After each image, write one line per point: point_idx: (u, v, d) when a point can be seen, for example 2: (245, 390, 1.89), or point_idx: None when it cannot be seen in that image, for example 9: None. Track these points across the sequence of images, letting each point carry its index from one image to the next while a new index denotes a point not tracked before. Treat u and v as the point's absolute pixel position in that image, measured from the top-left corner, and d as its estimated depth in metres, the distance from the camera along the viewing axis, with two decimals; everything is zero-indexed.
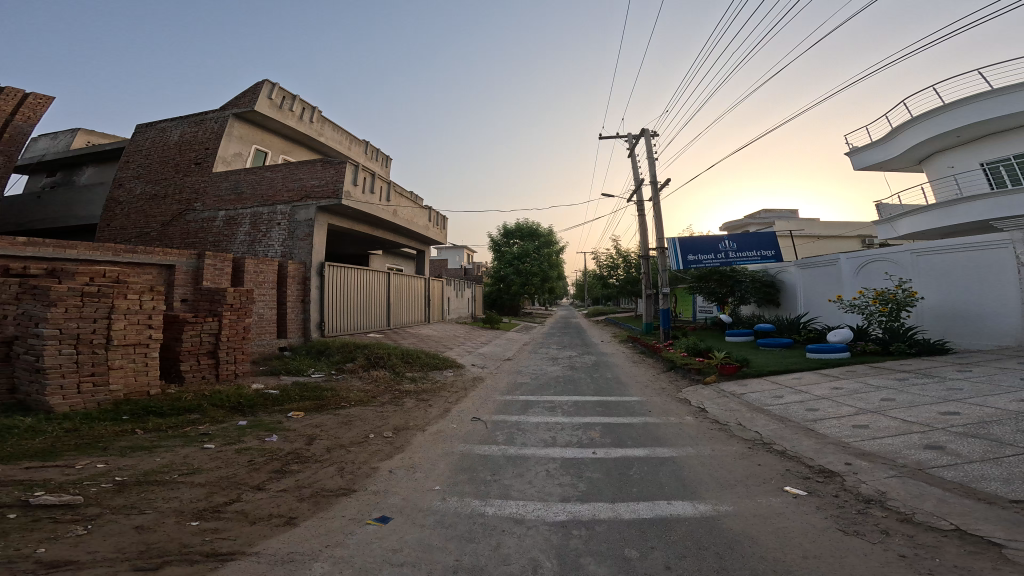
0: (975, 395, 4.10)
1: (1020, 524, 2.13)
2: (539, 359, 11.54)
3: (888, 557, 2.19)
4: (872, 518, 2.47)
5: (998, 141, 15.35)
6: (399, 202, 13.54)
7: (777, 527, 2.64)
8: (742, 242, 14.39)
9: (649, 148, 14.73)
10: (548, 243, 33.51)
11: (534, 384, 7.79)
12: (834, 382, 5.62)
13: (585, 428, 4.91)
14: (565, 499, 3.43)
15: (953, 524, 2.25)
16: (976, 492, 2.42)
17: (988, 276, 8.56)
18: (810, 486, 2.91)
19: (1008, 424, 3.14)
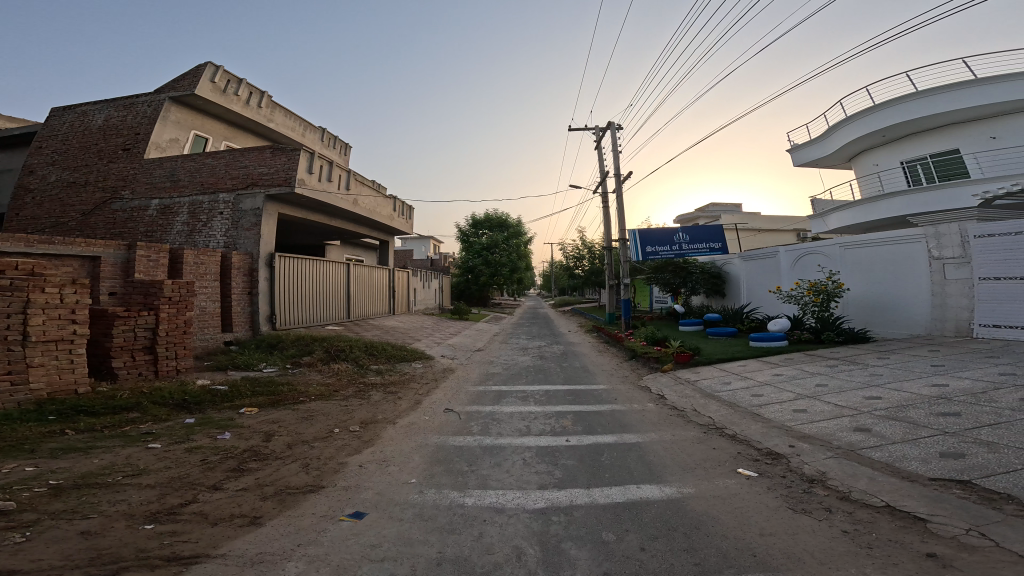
0: (892, 379, 4.67)
1: (937, 499, 2.56)
2: (510, 349, 11.69)
3: (834, 533, 2.58)
4: (816, 497, 2.87)
5: (916, 142, 16.83)
6: (359, 190, 12.91)
7: (735, 507, 2.99)
8: (692, 235, 16.99)
9: (615, 140, 14.80)
10: (517, 234, 32.92)
11: (506, 374, 8.02)
12: (775, 369, 6.19)
13: (557, 416, 5.14)
14: (543, 487, 3.64)
15: (884, 501, 2.66)
16: (900, 471, 2.85)
17: (905, 266, 9.37)
18: (760, 467, 3.29)
19: (922, 406, 3.64)
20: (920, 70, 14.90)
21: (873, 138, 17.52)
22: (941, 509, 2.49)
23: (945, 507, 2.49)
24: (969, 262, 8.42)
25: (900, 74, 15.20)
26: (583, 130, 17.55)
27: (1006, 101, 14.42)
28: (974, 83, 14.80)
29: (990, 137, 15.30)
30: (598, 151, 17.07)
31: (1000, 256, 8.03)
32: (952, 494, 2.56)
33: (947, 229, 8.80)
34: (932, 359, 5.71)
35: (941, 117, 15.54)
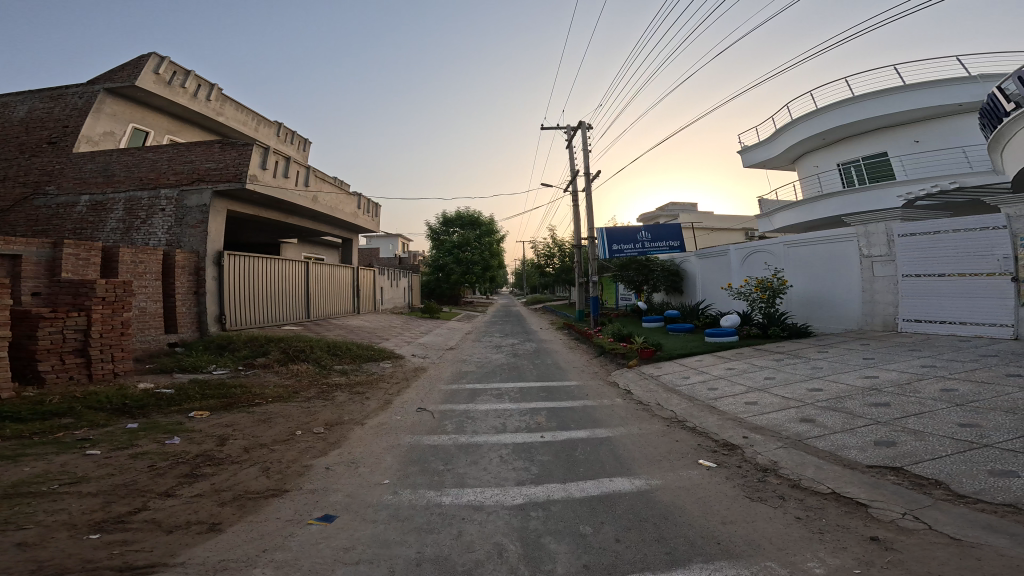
0: (831, 372, 5.14)
1: (874, 486, 2.95)
2: (483, 347, 11.71)
3: (788, 519, 2.89)
4: (770, 485, 3.21)
5: (852, 145, 17.96)
6: (320, 187, 13.05)
7: (699, 496, 3.25)
8: (657, 233, 17.36)
9: (586, 142, 15.17)
10: (490, 232, 32.82)
11: (481, 372, 8.12)
12: (728, 363, 6.63)
13: (531, 413, 5.32)
14: (520, 484, 3.80)
15: (829, 488, 3.04)
16: (842, 460, 3.25)
17: (839, 264, 9.99)
18: (719, 458, 3.60)
19: (857, 397, 4.09)
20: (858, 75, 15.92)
21: (813, 142, 18.66)
22: (878, 495, 2.87)
23: (882, 493, 2.87)
24: (893, 260, 9.07)
25: (841, 79, 16.21)
26: (556, 129, 17.75)
27: (927, 107, 15.57)
28: (899, 90, 15.93)
29: (914, 140, 16.50)
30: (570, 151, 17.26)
31: (920, 254, 8.68)
32: (887, 480, 2.96)
33: (875, 228, 9.41)
34: (864, 352, 6.27)
35: (875, 122, 16.65)
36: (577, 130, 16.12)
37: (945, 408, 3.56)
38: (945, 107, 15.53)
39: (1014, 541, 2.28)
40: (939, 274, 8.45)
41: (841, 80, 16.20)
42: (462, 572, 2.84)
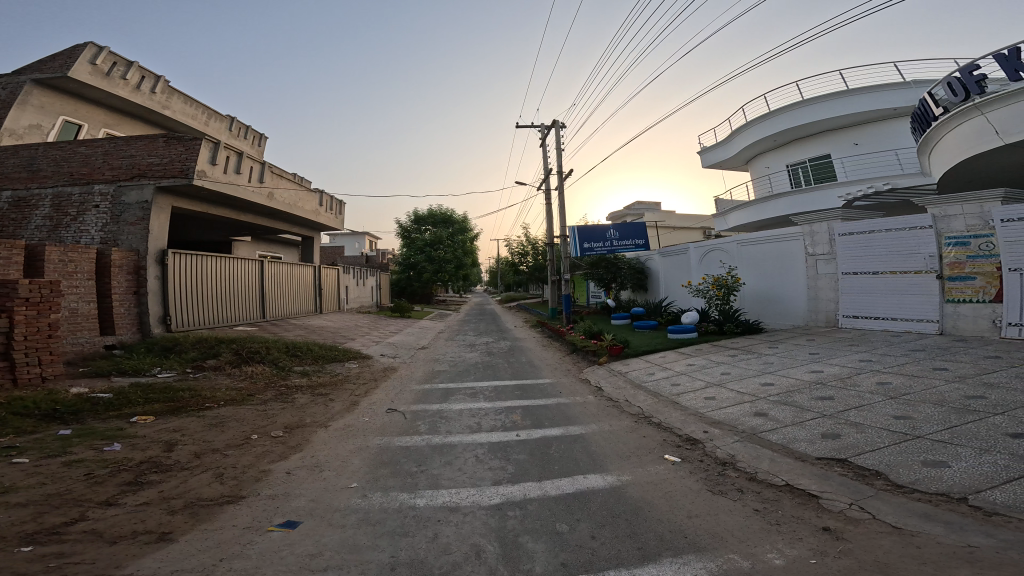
0: (783, 366, 5.54)
1: (822, 477, 3.25)
2: (456, 346, 11.63)
3: (748, 510, 3.12)
4: (730, 478, 3.45)
5: (800, 148, 18.90)
6: (275, 184, 12.91)
7: (666, 491, 3.44)
8: (624, 231, 16.61)
9: (558, 139, 15.65)
10: (462, 229, 33.25)
11: (455, 372, 8.17)
12: (688, 359, 6.97)
13: (506, 411, 5.45)
14: (497, 483, 3.89)
15: (783, 480, 3.31)
16: (793, 452, 3.56)
17: (788, 263, 10.56)
18: (682, 453, 3.84)
19: (805, 391, 4.48)
20: (805, 80, 16.83)
21: (765, 144, 19.54)
22: (827, 486, 3.17)
23: (831, 485, 3.17)
24: (834, 258, 9.58)
25: (791, 82, 17.13)
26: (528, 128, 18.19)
27: (863, 112, 16.53)
28: (838, 96, 16.88)
29: (854, 144, 17.47)
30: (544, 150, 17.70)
31: (856, 253, 9.17)
32: (835, 472, 3.28)
33: (818, 228, 9.96)
34: (810, 347, 6.74)
35: (821, 124, 17.55)
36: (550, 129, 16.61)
37: (882, 401, 3.97)
38: (880, 112, 16.52)
39: (948, 528, 2.58)
40: (874, 271, 8.90)
41: (791, 83, 17.12)
42: (441, 574, 2.84)
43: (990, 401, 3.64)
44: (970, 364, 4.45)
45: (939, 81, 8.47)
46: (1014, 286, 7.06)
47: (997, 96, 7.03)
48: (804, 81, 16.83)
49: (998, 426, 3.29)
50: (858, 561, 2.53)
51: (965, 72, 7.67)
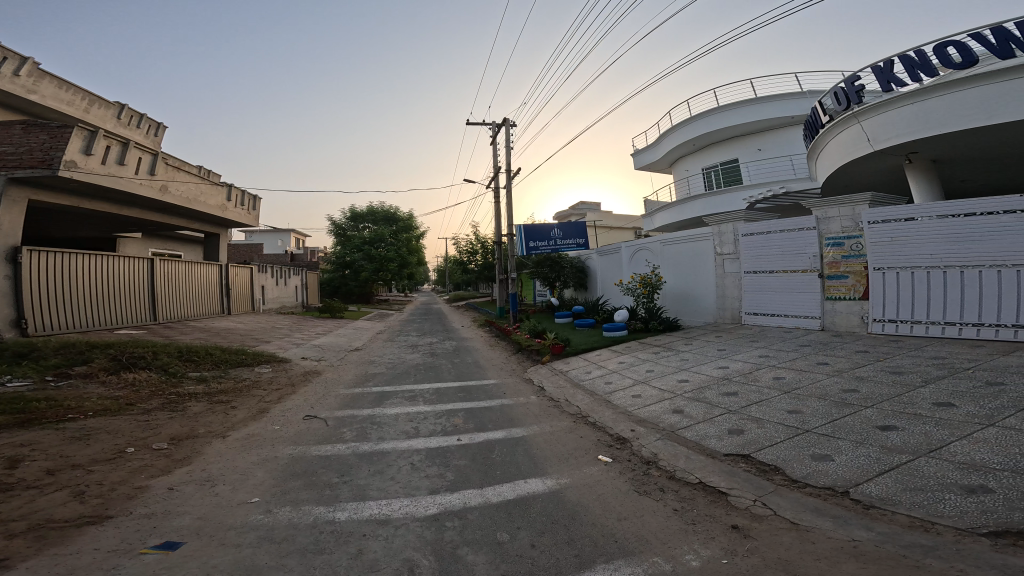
0: (696, 363, 6.28)
1: (729, 474, 3.72)
2: (395, 347, 11.49)
3: (668, 510, 3.42)
4: (653, 478, 3.79)
5: (714, 152, 20.28)
6: (171, 175, 12.33)
7: (599, 492, 3.69)
8: (567, 231, 17.10)
9: (507, 137, 16.41)
10: (406, 228, 36.14)
11: (391, 374, 8.12)
12: (620, 357, 7.56)
13: (447, 415, 5.60)
14: (434, 492, 3.95)
15: (697, 478, 3.73)
16: (705, 450, 4.03)
17: (702, 262, 11.52)
18: (613, 453, 4.20)
19: (714, 388, 5.16)
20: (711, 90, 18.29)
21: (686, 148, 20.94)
22: (733, 483, 3.63)
23: (737, 481, 3.63)
24: (738, 258, 10.55)
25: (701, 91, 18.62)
26: (484, 126, 18.88)
27: (763, 118, 17.81)
28: (743, 104, 18.11)
29: (757, 149, 18.84)
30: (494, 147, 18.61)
31: (757, 253, 10.12)
32: (740, 468, 3.77)
33: (727, 229, 10.88)
34: (719, 343, 7.55)
35: (730, 131, 18.87)
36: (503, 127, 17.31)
37: (778, 397, 4.71)
38: (779, 119, 17.86)
39: (835, 524, 3.11)
40: (772, 270, 9.85)
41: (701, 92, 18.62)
42: None
43: (862, 395, 4.49)
44: (845, 359, 5.49)
45: (829, 92, 9.44)
46: (879, 286, 8.07)
47: (865, 109, 8.33)
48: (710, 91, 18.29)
49: (869, 420, 4.10)
50: (764, 560, 2.89)
51: (851, 85, 8.67)
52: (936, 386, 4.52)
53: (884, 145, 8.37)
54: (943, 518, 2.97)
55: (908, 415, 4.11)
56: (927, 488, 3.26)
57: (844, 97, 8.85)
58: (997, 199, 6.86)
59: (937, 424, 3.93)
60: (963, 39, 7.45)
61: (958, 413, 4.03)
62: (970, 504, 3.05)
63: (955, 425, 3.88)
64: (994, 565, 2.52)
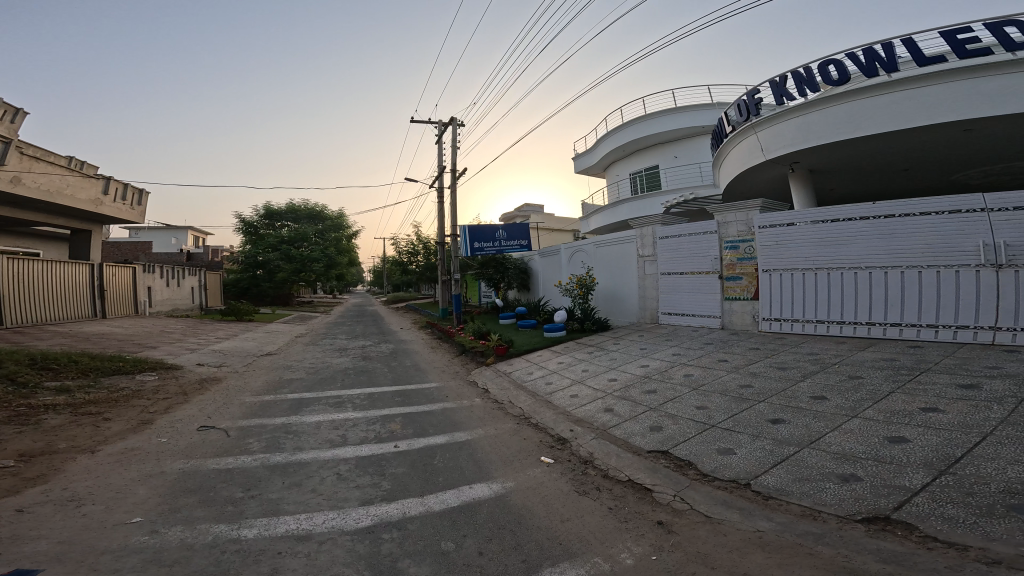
0: (623, 362, 7.18)
1: (653, 472, 4.06)
2: (319, 352, 11.54)
3: (604, 509, 3.64)
4: (590, 478, 4.05)
5: (640, 159, 21.32)
6: (29, 166, 12.23)
7: (542, 494, 3.85)
8: (511, 231, 17.37)
9: (455, 137, 16.69)
10: (336, 226, 37.78)
11: (313, 379, 8.36)
12: (558, 356, 8.33)
13: (385, 421, 5.85)
14: (367, 503, 3.86)
15: (626, 475, 4.03)
16: (632, 448, 4.37)
17: (628, 263, 12.37)
18: (555, 454, 4.46)
19: (639, 385, 5.69)
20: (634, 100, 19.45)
21: (615, 153, 21.95)
22: (656, 479, 3.96)
23: (658, 478, 3.97)
24: (657, 259, 11.43)
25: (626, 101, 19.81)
26: (427, 122, 18.92)
27: (677, 127, 18.98)
28: (663, 114, 19.14)
29: (674, 156, 19.96)
30: (440, 147, 18.58)
31: (670, 254, 11.11)
32: (660, 464, 4.17)
33: (647, 232, 11.76)
34: (640, 343, 8.38)
35: (652, 139, 19.94)
36: (449, 128, 17.54)
37: (688, 392, 5.38)
38: (693, 129, 18.98)
39: (742, 516, 3.50)
40: (682, 272, 10.84)
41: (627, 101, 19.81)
42: None
43: (755, 391, 5.19)
44: (740, 356, 6.36)
45: (735, 104, 10.50)
46: (766, 287, 9.27)
47: (760, 122, 9.51)
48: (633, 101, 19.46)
49: (760, 415, 4.71)
50: (687, 554, 3.16)
51: (750, 98, 9.72)
52: (812, 380, 5.41)
53: (777, 153, 9.51)
54: (826, 506, 3.48)
55: (792, 408, 4.81)
56: (813, 478, 3.80)
57: (745, 108, 9.89)
58: (856, 207, 8.12)
59: (815, 417, 4.64)
60: (841, 58, 8.47)
61: (830, 405, 4.82)
62: (846, 491, 3.60)
63: (829, 417, 4.62)
64: (871, 548, 2.98)
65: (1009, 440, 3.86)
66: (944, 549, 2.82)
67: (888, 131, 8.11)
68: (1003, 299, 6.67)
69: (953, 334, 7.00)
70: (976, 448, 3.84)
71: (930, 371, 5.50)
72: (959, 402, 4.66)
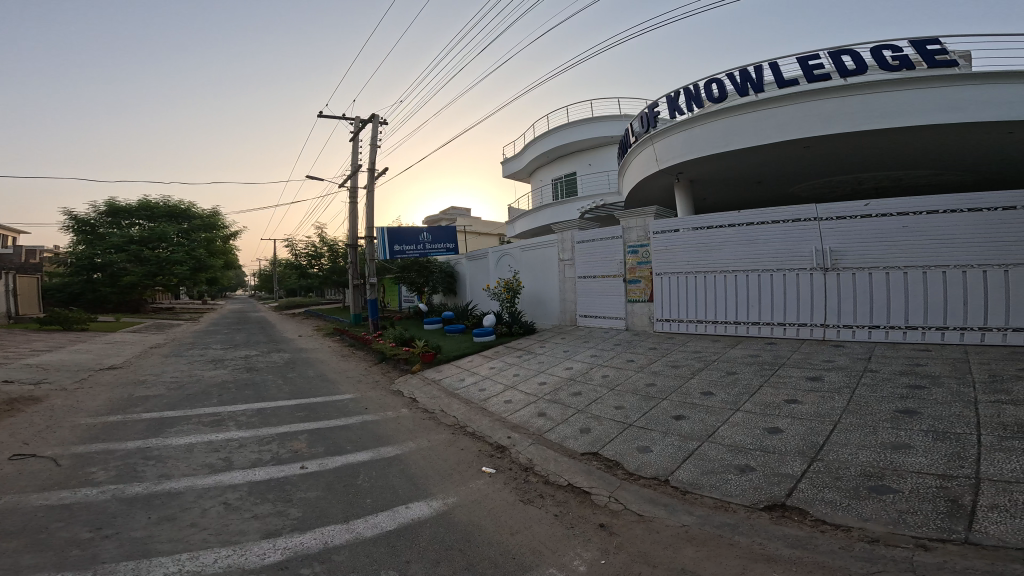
0: (546, 367, 7.65)
1: (587, 472, 4.44)
2: (183, 365, 10.65)
3: (551, 516, 3.80)
4: (534, 486, 4.27)
5: (561, 166, 22.09)
6: None
7: (488, 508, 3.89)
8: (436, 235, 17.96)
9: (374, 134, 15.42)
10: (208, 225, 34.15)
11: (173, 397, 7.61)
12: (491, 361, 8.74)
13: (282, 440, 5.58)
14: (281, 533, 3.51)
15: (565, 479, 4.36)
16: (569, 451, 4.84)
17: (550, 268, 12.89)
18: (496, 464, 4.74)
19: (564, 399, 6.10)
20: (553, 111, 20.34)
21: (540, 160, 22.57)
22: (591, 481, 4.30)
23: (594, 480, 4.31)
24: (574, 264, 12.05)
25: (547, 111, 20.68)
26: (339, 119, 17.79)
27: (590, 137, 19.82)
28: (579, 124, 20.04)
29: (589, 164, 20.85)
30: (354, 143, 17.30)
31: (584, 256, 11.81)
32: (594, 466, 4.52)
33: (566, 237, 12.30)
34: (565, 347, 9.02)
35: (570, 148, 20.78)
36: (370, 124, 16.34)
37: (605, 397, 5.96)
38: (608, 139, 19.97)
39: (668, 512, 3.84)
40: (594, 274, 11.58)
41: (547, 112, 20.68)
42: None
43: (658, 390, 5.95)
44: (642, 359, 7.29)
45: (638, 115, 11.68)
46: (661, 289, 10.30)
47: (656, 133, 10.68)
48: (553, 112, 20.34)
49: (665, 412, 5.39)
50: (631, 554, 3.34)
51: (650, 111, 10.94)
52: (699, 377, 6.32)
53: (669, 162, 10.63)
54: (733, 497, 3.94)
55: (687, 404, 5.55)
56: (717, 471, 4.29)
57: (646, 119, 11.09)
58: (725, 215, 9.38)
59: (706, 411, 5.33)
60: (721, 78, 9.59)
61: (716, 400, 5.58)
62: (745, 482, 4.10)
63: (718, 412, 5.29)
64: (778, 535, 3.45)
65: (853, 427, 4.74)
66: (833, 531, 3.39)
67: (754, 146, 9.40)
68: (832, 300, 8.25)
69: (796, 331, 8.53)
70: (834, 434, 4.65)
71: (785, 365, 6.61)
72: (811, 393, 5.63)
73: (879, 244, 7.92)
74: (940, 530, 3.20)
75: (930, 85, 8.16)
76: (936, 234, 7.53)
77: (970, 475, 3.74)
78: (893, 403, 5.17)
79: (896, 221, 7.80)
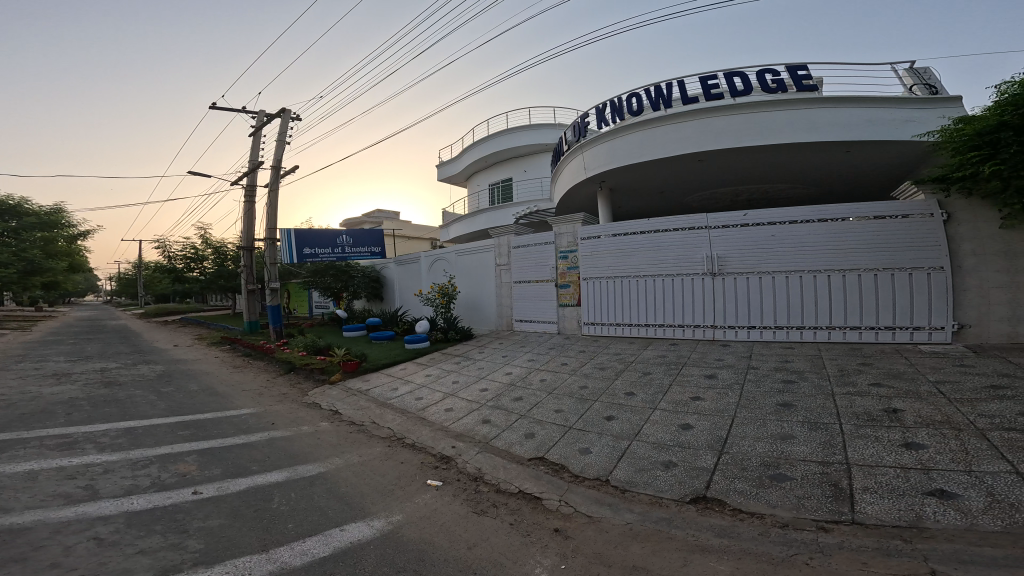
0: (484, 374, 7.54)
1: (535, 478, 4.43)
2: (25, 381, 9.18)
3: (507, 525, 3.74)
4: (486, 496, 4.18)
5: (496, 172, 22.23)
6: None
7: (438, 522, 3.75)
8: (357, 239, 17.35)
9: (282, 129, 14.40)
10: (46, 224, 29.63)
11: (11, 418, 6.50)
12: (427, 369, 8.47)
13: (169, 462, 4.98)
14: (180, 567, 3.12)
15: (515, 487, 4.31)
16: (518, 458, 4.79)
17: (486, 272, 12.83)
18: (442, 475, 4.58)
19: (502, 406, 6.07)
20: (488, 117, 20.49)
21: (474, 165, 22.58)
22: (541, 486, 4.28)
23: (544, 485, 4.30)
24: (510, 268, 12.11)
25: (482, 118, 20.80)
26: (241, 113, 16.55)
27: (523, 145, 20.11)
28: (513, 131, 20.28)
29: (523, 170, 21.12)
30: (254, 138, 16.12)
31: (519, 262, 11.93)
32: (543, 471, 4.53)
33: (501, 242, 12.30)
34: (503, 352, 9.01)
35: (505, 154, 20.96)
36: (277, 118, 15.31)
37: (540, 403, 6.00)
38: (541, 147, 20.34)
39: (612, 511, 3.92)
40: (529, 279, 11.72)
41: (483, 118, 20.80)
42: None
43: (591, 394, 6.07)
44: (570, 364, 7.35)
45: (572, 126, 12.10)
46: (588, 294, 10.61)
47: (585, 142, 11.07)
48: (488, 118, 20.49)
49: (595, 414, 5.48)
50: (587, 556, 3.36)
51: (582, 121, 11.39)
52: (621, 378, 6.56)
53: (594, 170, 11.04)
54: (663, 492, 4.10)
55: (617, 406, 5.73)
56: (647, 467, 4.46)
57: (579, 129, 11.49)
58: (637, 222, 9.88)
59: (631, 411, 5.53)
60: (640, 92, 10.16)
61: (637, 400, 5.83)
62: (671, 477, 4.30)
63: (640, 411, 5.53)
64: (706, 525, 3.64)
65: (748, 420, 5.16)
66: (751, 519, 3.64)
67: (666, 158, 9.99)
68: (719, 303, 8.99)
69: (693, 332, 9.17)
70: (735, 428, 5.03)
71: (687, 364, 7.07)
72: (709, 389, 6.08)
73: (754, 252, 8.76)
74: (832, 512, 3.56)
75: (815, 107, 9.07)
76: (805, 245, 8.42)
77: (844, 460, 4.21)
78: (774, 397, 5.71)
79: (765, 230, 8.68)
